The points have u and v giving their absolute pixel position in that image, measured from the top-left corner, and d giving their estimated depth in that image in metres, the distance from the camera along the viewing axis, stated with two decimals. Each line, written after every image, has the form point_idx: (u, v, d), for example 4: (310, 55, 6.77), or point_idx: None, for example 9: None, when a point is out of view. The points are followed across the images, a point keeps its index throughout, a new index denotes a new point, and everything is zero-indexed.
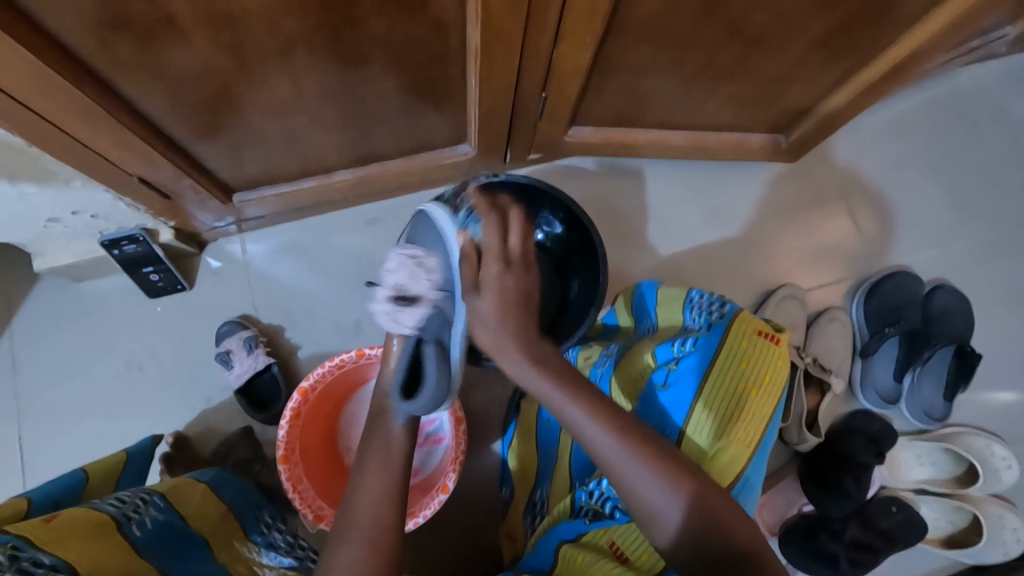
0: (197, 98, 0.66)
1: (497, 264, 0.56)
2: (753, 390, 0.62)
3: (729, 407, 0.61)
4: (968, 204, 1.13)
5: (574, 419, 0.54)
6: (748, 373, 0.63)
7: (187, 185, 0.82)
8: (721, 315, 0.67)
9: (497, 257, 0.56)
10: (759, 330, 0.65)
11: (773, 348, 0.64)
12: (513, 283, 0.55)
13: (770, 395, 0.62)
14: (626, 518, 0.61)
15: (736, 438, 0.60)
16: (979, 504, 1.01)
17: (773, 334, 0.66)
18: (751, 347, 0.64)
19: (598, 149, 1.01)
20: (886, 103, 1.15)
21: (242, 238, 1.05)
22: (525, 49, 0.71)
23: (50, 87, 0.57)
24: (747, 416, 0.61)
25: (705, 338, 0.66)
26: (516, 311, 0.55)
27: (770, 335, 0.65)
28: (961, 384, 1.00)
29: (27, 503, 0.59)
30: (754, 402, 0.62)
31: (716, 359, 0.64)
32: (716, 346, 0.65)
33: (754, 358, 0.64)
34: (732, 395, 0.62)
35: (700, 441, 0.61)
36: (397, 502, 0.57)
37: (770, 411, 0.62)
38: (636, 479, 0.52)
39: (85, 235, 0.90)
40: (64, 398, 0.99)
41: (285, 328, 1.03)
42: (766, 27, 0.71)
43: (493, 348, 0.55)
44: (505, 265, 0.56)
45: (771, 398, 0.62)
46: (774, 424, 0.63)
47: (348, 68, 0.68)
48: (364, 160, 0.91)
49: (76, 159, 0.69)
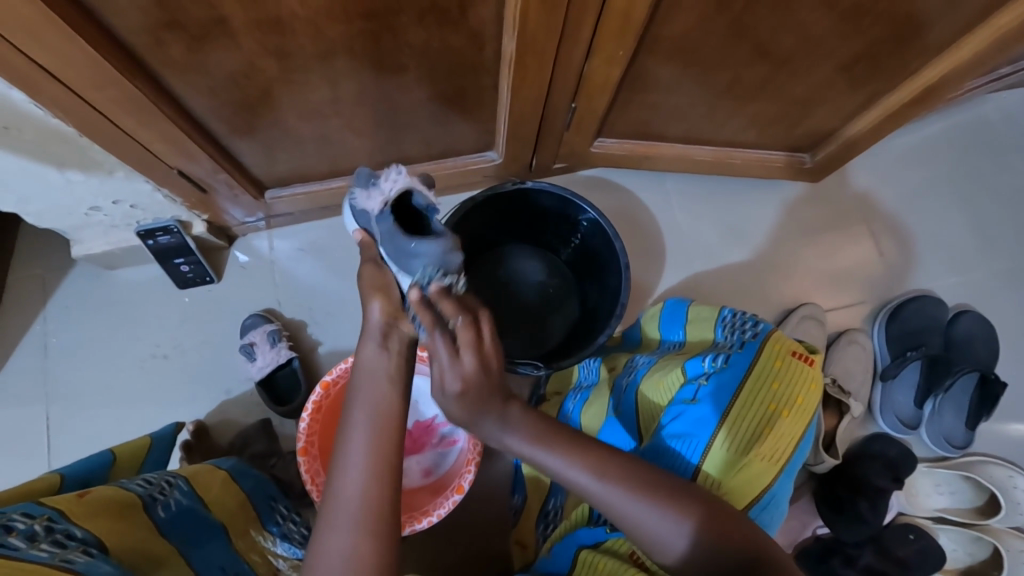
0: (239, 97, 0.69)
1: (452, 383, 0.50)
2: (783, 411, 0.61)
3: (758, 426, 0.60)
4: (995, 232, 1.12)
5: (553, 467, 0.53)
6: (779, 395, 0.62)
7: (222, 180, 0.84)
8: (754, 334, 0.67)
9: (451, 377, 0.50)
10: (792, 352, 0.64)
11: (807, 370, 0.63)
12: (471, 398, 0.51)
13: (801, 417, 0.61)
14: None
15: (763, 455, 0.60)
16: (998, 536, 0.98)
17: (807, 355, 0.65)
18: (784, 369, 0.63)
19: (622, 161, 1.02)
20: (914, 126, 1.15)
21: (270, 234, 1.07)
22: (557, 62, 0.73)
23: (104, 81, 0.60)
24: (776, 435, 0.60)
25: (738, 355, 0.65)
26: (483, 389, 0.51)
27: (803, 356, 0.64)
28: (984, 412, 0.98)
29: (60, 478, 0.61)
30: (785, 423, 0.61)
31: (747, 377, 0.63)
32: (748, 364, 0.64)
33: (786, 379, 0.62)
34: (761, 414, 0.61)
35: (726, 453, 0.60)
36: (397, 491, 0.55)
37: (800, 433, 0.61)
38: (633, 509, 0.52)
39: (122, 225, 0.93)
40: (93, 381, 1.02)
41: (307, 324, 1.04)
42: (795, 50, 0.73)
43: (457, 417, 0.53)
44: (460, 388, 0.50)
45: (802, 419, 0.61)
46: (803, 446, 0.62)
47: (384, 74, 0.70)
48: (394, 163, 0.93)
49: (121, 150, 0.72)
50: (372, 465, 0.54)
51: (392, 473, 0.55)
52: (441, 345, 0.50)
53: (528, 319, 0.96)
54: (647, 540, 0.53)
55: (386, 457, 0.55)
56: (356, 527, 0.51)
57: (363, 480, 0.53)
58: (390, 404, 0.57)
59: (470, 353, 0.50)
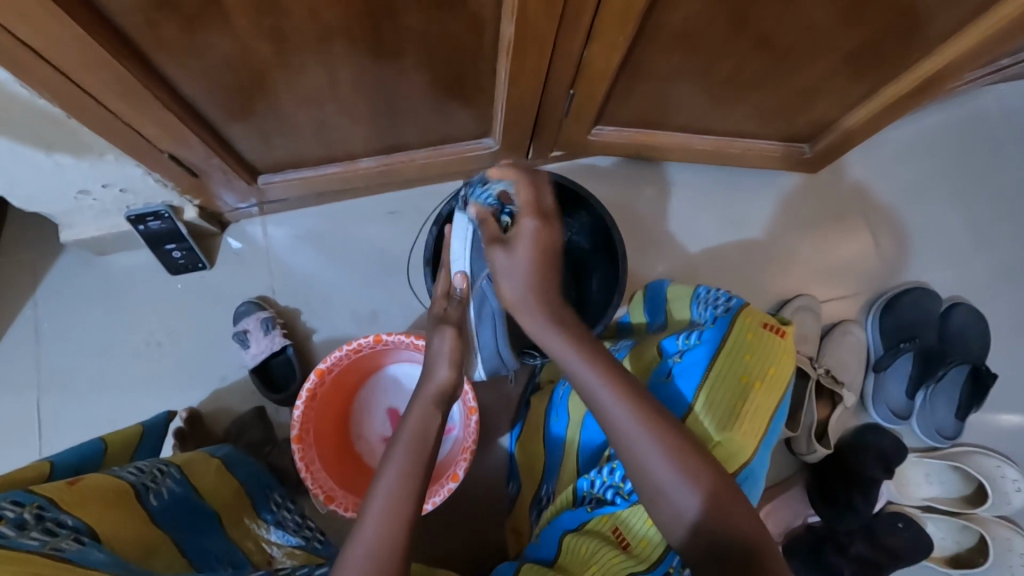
0: (231, 81, 0.67)
1: (530, 221, 0.60)
2: (757, 383, 0.61)
3: (733, 400, 0.61)
4: (990, 225, 1.13)
5: (590, 384, 0.56)
6: (752, 367, 0.62)
7: (215, 166, 0.83)
8: (726, 308, 0.67)
9: (530, 215, 0.60)
10: (763, 323, 0.64)
11: (777, 341, 0.64)
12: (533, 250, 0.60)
13: (774, 387, 0.62)
14: (626, 505, 0.61)
15: (739, 429, 0.60)
16: (985, 524, 1.00)
17: (778, 326, 0.65)
18: (756, 340, 0.63)
19: (621, 150, 1.01)
20: (913, 117, 1.14)
21: (264, 220, 1.06)
22: (557, 49, 0.71)
23: (93, 63, 0.59)
24: (751, 408, 0.61)
25: (710, 330, 0.66)
26: (545, 267, 0.60)
27: (774, 328, 0.65)
28: (975, 405, 0.99)
29: (49, 467, 0.60)
30: (759, 395, 0.61)
31: (720, 350, 0.63)
32: (720, 338, 0.64)
33: (758, 351, 0.63)
34: (735, 387, 0.61)
35: (702, 429, 0.61)
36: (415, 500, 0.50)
37: (774, 404, 0.62)
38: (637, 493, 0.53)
39: (113, 210, 0.92)
40: (84, 368, 1.01)
41: (302, 312, 1.04)
42: (797, 39, 0.72)
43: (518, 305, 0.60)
44: (536, 224, 0.60)
45: (775, 389, 0.62)
46: (777, 416, 0.63)
47: (381, 58, 0.68)
48: (390, 149, 0.91)
49: (110, 134, 0.71)
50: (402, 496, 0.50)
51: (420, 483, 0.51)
52: (524, 181, 0.63)
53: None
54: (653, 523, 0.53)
55: (417, 494, 0.50)
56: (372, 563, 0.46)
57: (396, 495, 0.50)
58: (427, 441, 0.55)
59: (544, 193, 0.62)
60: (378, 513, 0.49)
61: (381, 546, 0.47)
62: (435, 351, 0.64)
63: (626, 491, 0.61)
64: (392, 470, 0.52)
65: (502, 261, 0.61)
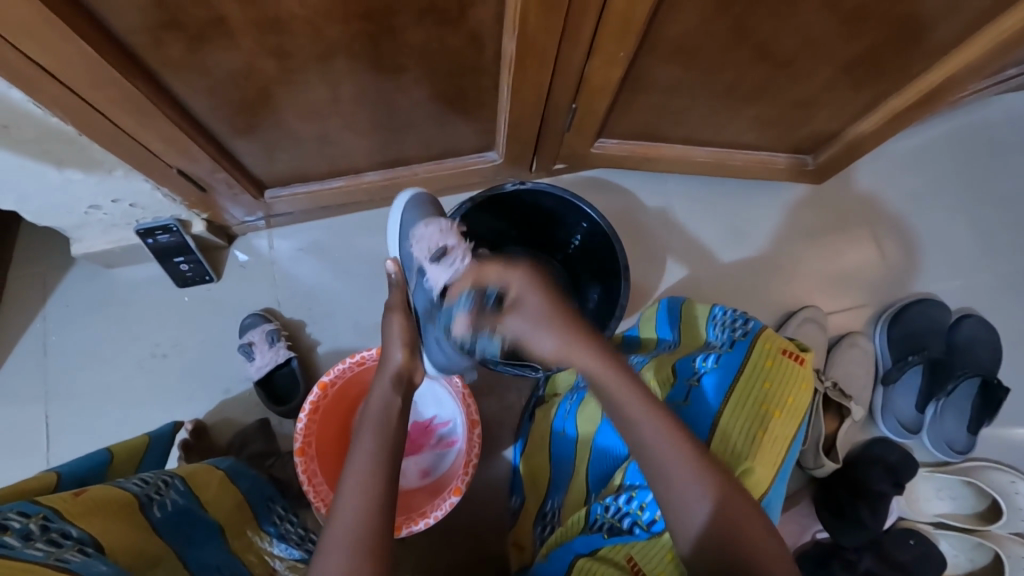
0: (239, 98, 0.69)
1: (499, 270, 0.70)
2: (776, 412, 0.60)
3: (752, 429, 0.59)
4: (999, 235, 1.11)
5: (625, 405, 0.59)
6: (771, 396, 0.61)
7: (222, 180, 0.84)
8: (744, 332, 0.67)
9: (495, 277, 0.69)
10: (782, 350, 0.63)
11: (797, 370, 0.62)
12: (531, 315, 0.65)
13: (793, 417, 0.60)
14: (646, 536, 0.59)
15: (758, 459, 0.58)
16: (1000, 542, 0.97)
17: (797, 353, 0.64)
18: (775, 368, 0.62)
19: (623, 162, 1.01)
20: (918, 128, 1.14)
21: (270, 233, 1.07)
22: (557, 63, 0.72)
23: (103, 81, 0.60)
24: (770, 437, 0.59)
25: (728, 354, 0.66)
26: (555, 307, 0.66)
27: (793, 355, 0.63)
28: (986, 419, 0.97)
29: (56, 478, 0.60)
30: (778, 423, 0.59)
31: (738, 377, 0.63)
32: (739, 364, 0.64)
33: (777, 379, 0.62)
34: (754, 416, 0.60)
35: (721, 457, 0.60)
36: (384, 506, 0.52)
37: (793, 433, 0.60)
38: None
39: (122, 224, 0.93)
40: (91, 380, 1.02)
41: (306, 323, 1.04)
42: (797, 51, 0.72)
43: (561, 351, 0.64)
44: (505, 277, 0.68)
45: (795, 419, 0.60)
46: (796, 447, 0.61)
47: (384, 74, 0.70)
48: (394, 163, 0.93)
49: (119, 150, 0.72)
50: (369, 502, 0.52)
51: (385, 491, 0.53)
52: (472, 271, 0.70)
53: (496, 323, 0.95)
54: None
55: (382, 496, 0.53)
56: (349, 560, 0.48)
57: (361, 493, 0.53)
58: (392, 441, 0.58)
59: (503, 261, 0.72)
60: (351, 509, 0.51)
61: (355, 541, 0.49)
62: (390, 334, 0.70)
63: (647, 522, 0.59)
64: (357, 468, 0.54)
65: (518, 328, 0.66)
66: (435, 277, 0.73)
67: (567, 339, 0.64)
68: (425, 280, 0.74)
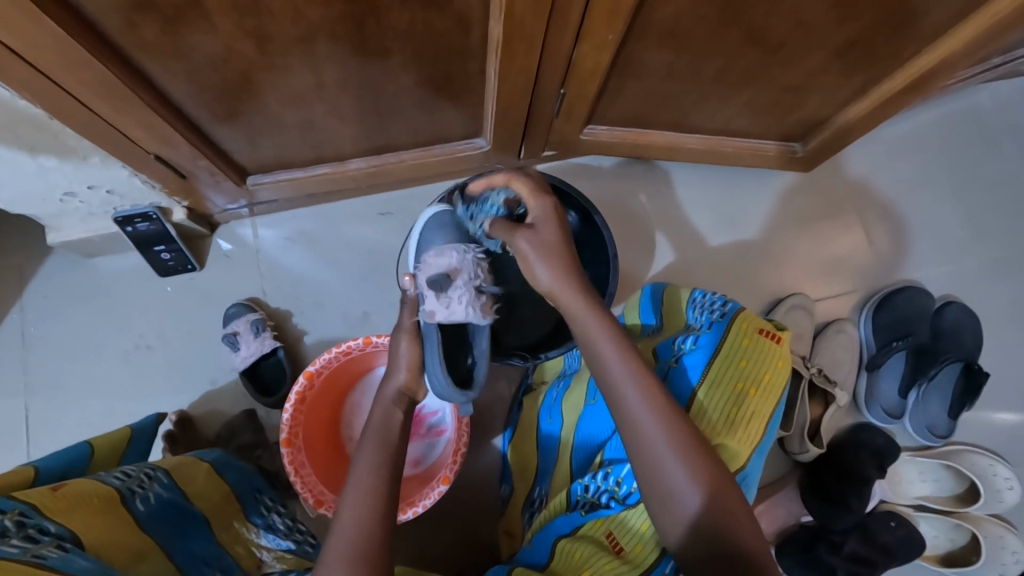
0: (218, 82, 0.67)
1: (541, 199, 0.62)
2: (752, 390, 0.60)
3: (728, 406, 0.60)
4: (982, 222, 1.12)
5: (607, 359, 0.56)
6: (747, 373, 0.61)
7: (203, 167, 0.82)
8: (722, 313, 0.67)
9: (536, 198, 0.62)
10: (759, 329, 0.63)
11: (773, 347, 0.62)
12: (540, 238, 0.59)
13: (770, 394, 0.61)
14: (622, 509, 0.59)
15: (735, 436, 0.58)
16: (978, 523, 1.00)
17: (773, 331, 0.64)
18: (752, 346, 0.63)
19: (613, 149, 1.01)
20: (905, 115, 1.14)
21: (254, 222, 1.05)
22: (547, 47, 0.71)
23: (75, 63, 0.58)
24: (746, 415, 0.59)
25: (706, 335, 0.65)
26: (568, 241, 0.60)
27: (770, 333, 0.64)
28: (967, 403, 0.98)
29: (35, 472, 0.60)
30: (754, 401, 0.60)
31: (715, 357, 0.63)
32: (717, 344, 0.64)
33: (753, 357, 0.62)
34: (730, 394, 0.60)
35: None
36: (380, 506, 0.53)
37: (769, 411, 0.60)
38: None
39: (101, 212, 0.91)
40: (73, 373, 1.00)
41: (293, 313, 1.03)
42: (787, 37, 0.71)
43: (555, 290, 0.58)
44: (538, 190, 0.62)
45: (770, 397, 0.61)
46: (773, 424, 0.61)
47: (369, 58, 0.68)
48: (380, 150, 0.91)
49: (95, 136, 0.70)
50: (366, 502, 0.53)
51: (388, 501, 0.55)
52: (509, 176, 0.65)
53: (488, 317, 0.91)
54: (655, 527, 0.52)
55: (386, 495, 0.55)
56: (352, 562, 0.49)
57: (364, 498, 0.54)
58: (395, 445, 0.59)
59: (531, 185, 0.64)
60: (353, 513, 0.53)
61: (353, 546, 0.50)
62: (399, 352, 0.69)
63: (622, 496, 0.60)
64: (360, 475, 0.56)
65: (521, 247, 0.59)
66: (432, 308, 0.67)
67: (566, 267, 0.58)
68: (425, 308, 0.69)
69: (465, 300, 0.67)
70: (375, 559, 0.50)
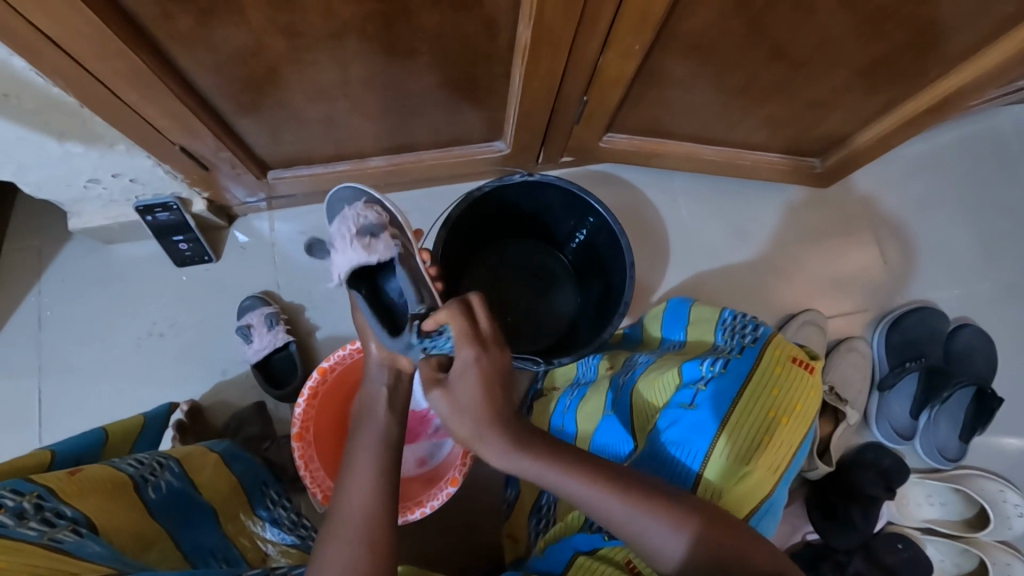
0: (246, 76, 0.67)
1: (471, 349, 0.54)
2: (783, 419, 0.60)
3: (758, 434, 0.60)
4: (999, 245, 1.12)
5: (552, 479, 0.52)
6: (779, 402, 0.61)
7: (225, 159, 0.83)
8: (754, 339, 0.66)
9: (468, 343, 0.54)
10: (793, 358, 0.63)
11: (807, 377, 0.63)
12: (456, 400, 0.54)
13: (799, 424, 0.61)
14: None
15: (762, 464, 0.59)
16: (986, 548, 0.99)
17: (807, 361, 0.64)
18: (784, 374, 0.62)
19: (630, 157, 1.01)
20: (926, 136, 1.14)
21: (271, 215, 1.06)
22: (572, 54, 0.71)
23: (108, 51, 0.58)
24: (775, 444, 0.60)
25: (738, 360, 0.64)
26: (494, 391, 0.54)
27: (804, 362, 0.64)
28: (978, 428, 0.97)
29: (51, 455, 0.60)
30: (784, 431, 0.60)
31: (746, 384, 0.62)
32: (748, 370, 0.63)
33: (785, 386, 0.62)
34: (761, 421, 0.60)
35: (724, 462, 0.59)
36: (391, 505, 0.53)
37: (798, 441, 0.61)
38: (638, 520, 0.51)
39: (122, 200, 0.92)
40: (86, 358, 1.01)
41: (306, 308, 1.03)
42: (813, 52, 0.71)
43: (472, 438, 0.54)
44: (477, 347, 0.54)
45: (801, 427, 0.61)
46: (799, 452, 0.62)
47: (395, 58, 0.68)
48: (399, 149, 0.91)
49: (122, 123, 0.71)
50: (374, 500, 0.53)
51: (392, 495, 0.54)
52: (450, 308, 0.55)
53: (509, 323, 0.96)
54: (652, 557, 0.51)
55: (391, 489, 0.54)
56: (353, 555, 0.49)
57: (365, 494, 0.53)
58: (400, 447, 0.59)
59: (483, 320, 0.56)
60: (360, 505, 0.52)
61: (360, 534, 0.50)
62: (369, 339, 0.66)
63: None
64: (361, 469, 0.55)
65: (439, 404, 0.55)
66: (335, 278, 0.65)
67: (487, 425, 0.53)
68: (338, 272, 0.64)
69: (345, 252, 0.62)
70: (382, 551, 0.50)
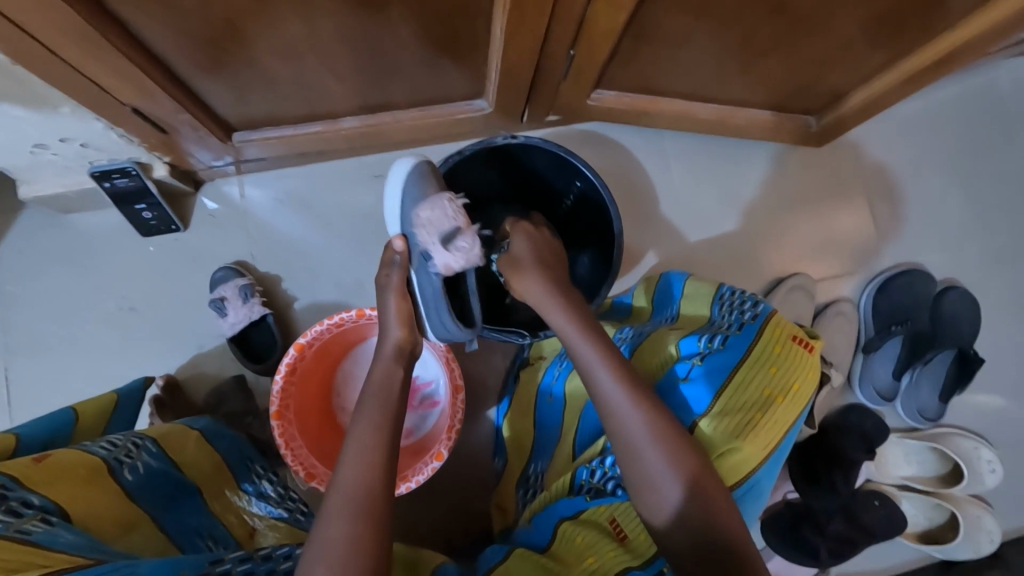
0: (200, 31, 0.61)
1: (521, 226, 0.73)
2: (779, 398, 0.59)
3: (752, 411, 0.59)
4: (990, 207, 1.10)
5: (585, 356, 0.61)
6: (775, 380, 0.60)
7: (185, 121, 0.77)
8: (754, 316, 0.64)
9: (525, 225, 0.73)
10: (794, 337, 0.62)
11: (807, 357, 0.61)
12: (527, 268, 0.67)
13: (795, 404, 0.60)
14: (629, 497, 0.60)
15: (753, 441, 0.58)
16: (959, 503, 1.02)
17: (807, 340, 0.63)
18: (784, 354, 0.61)
19: (620, 116, 0.96)
20: (925, 91, 1.09)
21: (241, 180, 1.00)
22: (559, 6, 0.65)
23: (38, 3, 0.52)
24: (768, 421, 0.59)
25: (737, 337, 0.63)
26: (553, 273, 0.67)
27: (804, 341, 0.62)
28: (958, 388, 1.00)
29: (15, 439, 0.57)
30: (779, 410, 0.59)
31: (743, 361, 0.61)
32: (746, 347, 0.61)
33: (784, 365, 0.60)
34: (755, 399, 0.59)
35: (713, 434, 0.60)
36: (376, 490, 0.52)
37: (792, 421, 0.60)
38: (646, 450, 0.55)
39: (76, 166, 0.85)
40: (53, 334, 0.96)
41: (283, 279, 0.99)
42: (816, 7, 0.66)
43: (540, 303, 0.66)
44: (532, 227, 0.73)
45: (796, 407, 0.60)
46: (793, 432, 0.61)
47: (368, 11, 0.62)
48: (375, 109, 0.85)
49: (65, 84, 0.64)
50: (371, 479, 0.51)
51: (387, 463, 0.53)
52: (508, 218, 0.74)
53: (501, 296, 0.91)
54: (651, 499, 0.54)
55: (386, 457, 0.54)
56: (349, 526, 0.48)
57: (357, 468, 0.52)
58: None
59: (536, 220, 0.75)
60: (353, 474, 0.52)
61: (354, 502, 0.50)
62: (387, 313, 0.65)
63: None
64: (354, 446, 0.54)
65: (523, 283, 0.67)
66: (445, 262, 0.67)
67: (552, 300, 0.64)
68: (430, 263, 0.68)
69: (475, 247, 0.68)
70: (381, 522, 0.49)
